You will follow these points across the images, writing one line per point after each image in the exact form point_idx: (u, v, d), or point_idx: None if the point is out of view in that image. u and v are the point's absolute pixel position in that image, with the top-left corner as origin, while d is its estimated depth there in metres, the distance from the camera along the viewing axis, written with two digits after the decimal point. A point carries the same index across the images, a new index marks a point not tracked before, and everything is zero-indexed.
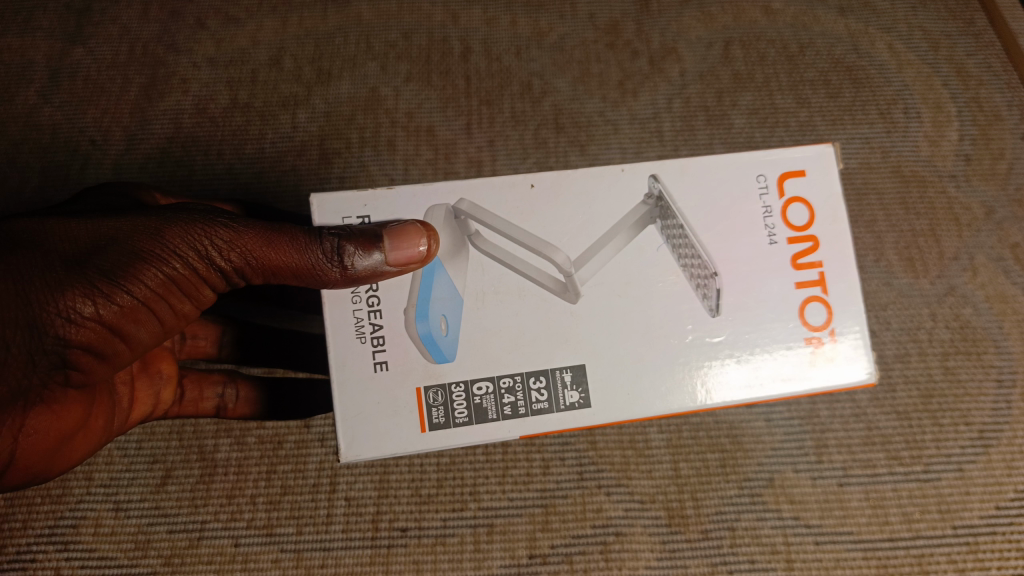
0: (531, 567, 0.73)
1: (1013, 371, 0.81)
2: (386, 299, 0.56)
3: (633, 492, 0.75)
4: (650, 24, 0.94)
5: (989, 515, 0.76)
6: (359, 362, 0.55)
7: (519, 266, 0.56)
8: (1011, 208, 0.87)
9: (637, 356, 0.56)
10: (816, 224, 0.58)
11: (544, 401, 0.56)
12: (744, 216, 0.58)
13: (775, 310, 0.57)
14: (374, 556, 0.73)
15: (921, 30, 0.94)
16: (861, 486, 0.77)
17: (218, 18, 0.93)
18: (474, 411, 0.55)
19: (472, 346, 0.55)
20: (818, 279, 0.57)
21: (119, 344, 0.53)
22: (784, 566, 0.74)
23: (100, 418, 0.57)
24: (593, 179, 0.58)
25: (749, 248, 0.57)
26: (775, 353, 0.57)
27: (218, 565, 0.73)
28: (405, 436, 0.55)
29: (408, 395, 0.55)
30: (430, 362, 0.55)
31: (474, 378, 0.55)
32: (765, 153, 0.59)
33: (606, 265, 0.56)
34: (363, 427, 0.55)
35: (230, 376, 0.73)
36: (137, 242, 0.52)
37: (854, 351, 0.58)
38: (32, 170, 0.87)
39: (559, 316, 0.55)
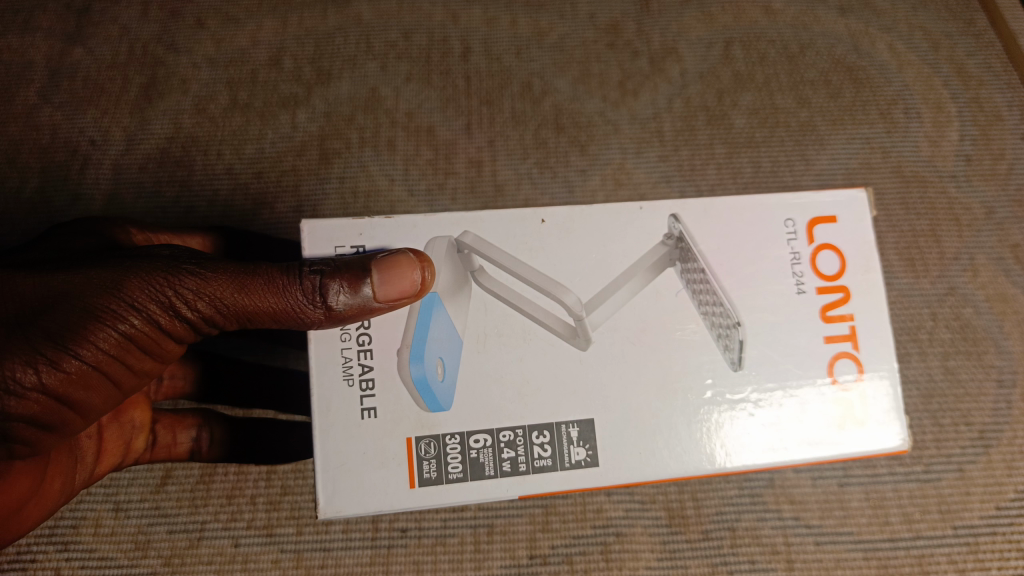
0: (531, 568, 0.73)
1: (1013, 371, 0.81)
2: (378, 338, 0.57)
3: (633, 492, 0.75)
4: (650, 24, 0.94)
5: (989, 515, 0.76)
6: (347, 408, 0.56)
7: (526, 307, 0.58)
8: (1011, 208, 0.86)
9: (650, 415, 0.57)
10: (847, 275, 0.59)
11: (547, 458, 0.56)
12: (773, 263, 0.59)
13: (801, 364, 0.58)
14: (373, 558, 0.73)
15: (921, 31, 0.94)
16: (861, 486, 0.77)
17: (218, 18, 0.93)
18: (469, 466, 0.56)
19: (467, 393, 0.56)
20: (848, 333, 0.59)
21: (69, 412, 0.52)
22: (784, 566, 0.74)
23: (53, 483, 0.58)
24: (608, 216, 0.60)
25: (777, 298, 0.59)
26: (802, 417, 0.58)
27: (218, 565, 0.73)
28: (393, 490, 0.55)
29: (398, 446, 0.56)
30: (422, 411, 0.56)
31: (470, 430, 0.56)
32: (795, 197, 0.61)
33: (619, 309, 0.58)
34: (346, 480, 0.55)
35: (203, 418, 0.73)
36: (89, 300, 0.51)
37: (886, 415, 0.59)
38: (32, 170, 0.87)
39: (565, 361, 0.57)
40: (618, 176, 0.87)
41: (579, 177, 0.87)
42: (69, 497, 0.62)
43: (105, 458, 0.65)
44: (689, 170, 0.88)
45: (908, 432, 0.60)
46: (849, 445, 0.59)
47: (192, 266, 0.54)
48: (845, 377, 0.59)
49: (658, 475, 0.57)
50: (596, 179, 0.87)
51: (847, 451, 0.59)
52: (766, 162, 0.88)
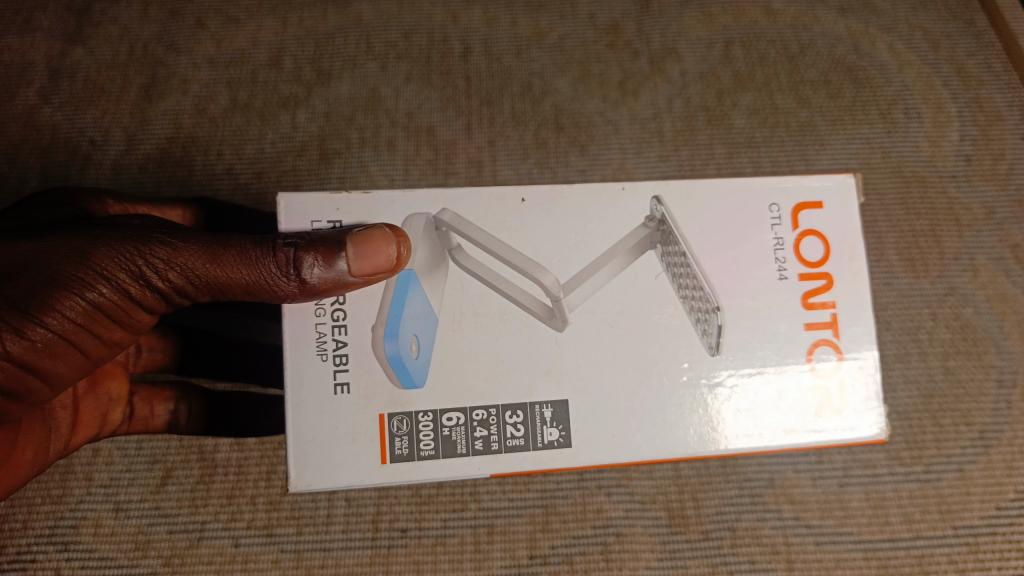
0: (530, 567, 0.73)
1: (1014, 371, 0.80)
2: (352, 314, 0.57)
3: (633, 492, 0.75)
4: (650, 24, 0.94)
5: (989, 515, 0.76)
6: (319, 383, 0.56)
7: (504, 287, 0.58)
8: (1011, 208, 0.86)
9: (624, 398, 0.58)
10: (829, 262, 0.60)
11: (521, 437, 0.57)
12: (755, 247, 0.60)
13: (781, 351, 0.59)
14: (373, 557, 0.73)
15: (922, 31, 0.94)
16: (861, 486, 0.77)
17: (219, 18, 0.93)
18: (441, 444, 0.56)
19: (442, 370, 0.57)
20: (830, 320, 0.60)
21: (34, 382, 0.53)
22: (784, 566, 0.74)
23: (26, 452, 0.61)
24: (588, 197, 0.60)
25: (757, 282, 0.59)
26: (778, 404, 0.59)
27: (218, 565, 0.73)
28: (364, 466, 0.56)
29: (370, 422, 0.56)
30: (396, 388, 0.56)
31: (443, 408, 0.56)
32: (783, 182, 0.62)
33: (598, 290, 0.58)
34: (318, 455, 0.56)
35: (181, 392, 0.74)
36: (59, 267, 0.53)
37: (864, 404, 0.60)
38: (33, 170, 0.87)
39: (543, 342, 0.57)
40: (619, 176, 0.88)
41: (579, 177, 0.87)
42: (46, 467, 0.64)
43: (79, 430, 0.66)
44: (689, 169, 0.88)
45: (886, 422, 0.60)
46: (827, 433, 0.60)
47: (162, 236, 0.56)
48: (824, 364, 0.60)
49: (632, 458, 0.58)
50: (596, 179, 0.87)
51: (826, 439, 0.60)
52: (766, 163, 0.88)
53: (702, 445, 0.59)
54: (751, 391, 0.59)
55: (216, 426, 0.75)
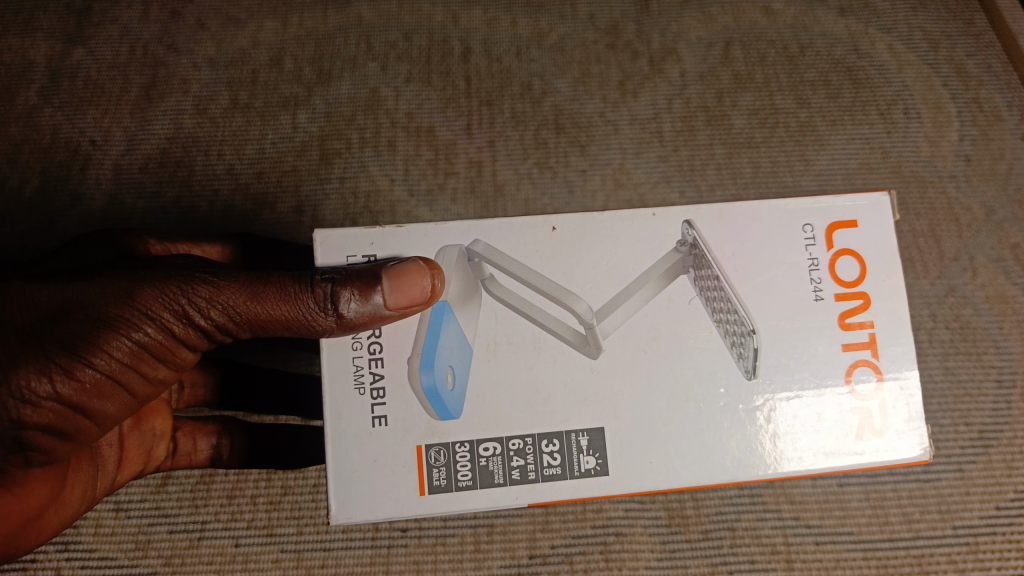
0: (531, 568, 0.73)
1: (1014, 372, 0.80)
2: (388, 346, 0.57)
3: (633, 493, 0.75)
4: (650, 24, 0.94)
5: (989, 515, 0.76)
6: (358, 415, 0.56)
7: (537, 316, 0.57)
8: (1012, 208, 0.86)
9: (663, 423, 0.57)
10: (866, 282, 0.59)
11: (557, 466, 0.56)
12: (790, 269, 0.59)
13: (819, 372, 0.58)
14: (374, 557, 0.73)
15: (921, 31, 0.94)
16: (861, 486, 0.77)
17: (219, 18, 0.93)
18: (479, 474, 0.56)
19: (477, 401, 0.57)
20: (868, 340, 0.59)
21: (84, 421, 0.54)
22: (784, 566, 0.74)
23: (74, 489, 0.60)
24: (618, 222, 0.60)
25: (793, 304, 0.58)
26: (818, 427, 0.58)
27: (218, 565, 0.73)
28: (404, 498, 0.56)
29: (409, 453, 0.56)
30: (433, 419, 0.56)
31: (480, 438, 0.56)
32: (816, 202, 0.60)
33: (630, 316, 0.57)
34: (357, 487, 0.56)
35: (224, 426, 0.73)
36: (103, 310, 0.53)
37: (905, 425, 0.59)
38: (33, 171, 0.87)
39: (576, 370, 0.57)
40: (619, 176, 0.88)
41: (579, 178, 0.87)
42: (93, 503, 0.64)
43: (125, 466, 0.66)
44: (689, 170, 0.88)
45: (928, 442, 0.59)
46: (867, 454, 0.58)
47: (204, 275, 0.56)
48: (864, 385, 0.59)
49: (670, 483, 0.57)
50: (596, 179, 0.87)
51: (866, 460, 0.59)
52: (766, 162, 0.88)
53: (741, 470, 0.58)
54: (789, 413, 0.58)
55: (257, 457, 0.73)
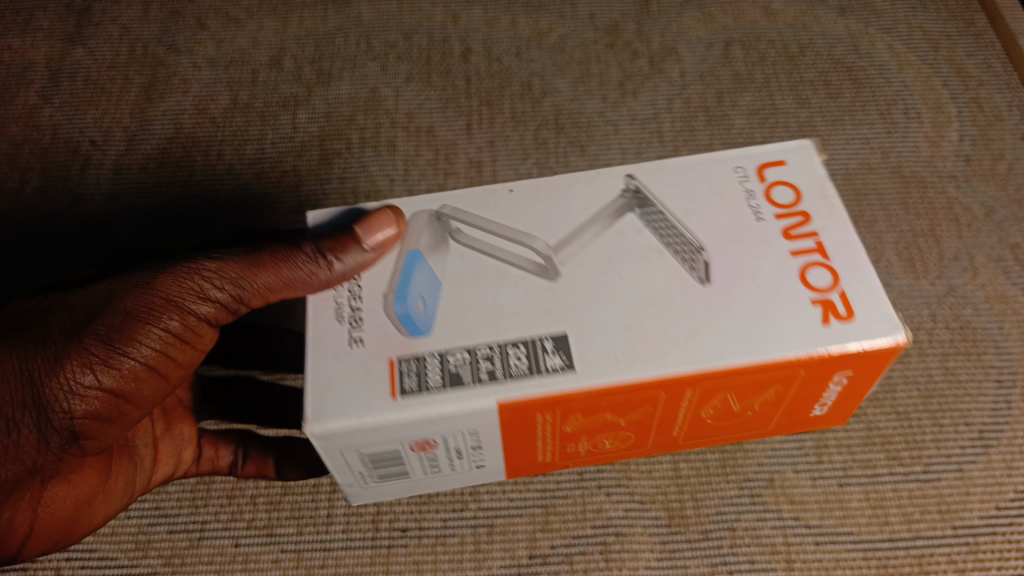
0: (530, 568, 0.68)
1: (1014, 371, 0.76)
2: (368, 286, 0.56)
3: (633, 492, 0.71)
4: (650, 23, 0.97)
5: (988, 514, 0.69)
6: (334, 338, 0.53)
7: (499, 253, 0.56)
8: (1012, 209, 0.85)
9: (621, 321, 0.52)
10: (803, 202, 0.57)
11: (523, 364, 0.51)
12: (727, 201, 0.58)
13: (772, 275, 0.54)
14: (374, 557, 0.69)
15: (921, 30, 0.97)
16: (861, 486, 0.71)
17: (219, 18, 0.97)
18: (448, 378, 0.51)
19: (450, 322, 0.53)
20: (815, 246, 0.55)
21: (126, 407, 0.54)
22: (783, 566, 0.67)
23: (118, 481, 0.61)
24: (570, 181, 0.61)
25: (735, 226, 0.57)
26: (778, 317, 0.52)
27: (218, 565, 0.68)
28: (373, 400, 0.50)
29: (380, 365, 0.51)
30: (406, 335, 0.52)
31: (449, 346, 0.52)
32: (744, 151, 0.61)
33: (585, 247, 0.56)
34: (330, 395, 0.51)
35: (242, 437, 0.71)
36: (127, 302, 0.53)
37: (873, 309, 0.52)
38: (32, 170, 0.86)
39: (539, 293, 0.54)
40: None
41: None
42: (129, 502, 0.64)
43: (159, 465, 0.66)
44: None
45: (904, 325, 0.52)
46: (840, 341, 0.51)
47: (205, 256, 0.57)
48: (822, 283, 0.53)
49: (632, 377, 0.50)
50: None
51: (840, 349, 0.51)
52: None
53: (706, 361, 0.51)
54: (749, 309, 0.53)
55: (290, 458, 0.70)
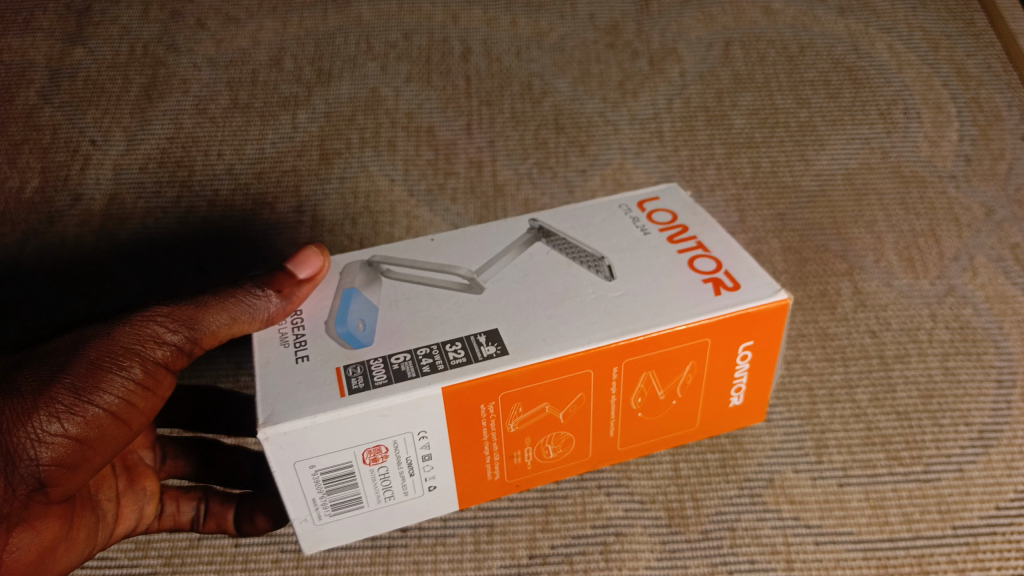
0: (530, 568, 0.66)
1: (1014, 372, 0.75)
2: (309, 318, 0.57)
3: (633, 492, 0.70)
4: (650, 24, 0.97)
5: (988, 514, 0.68)
6: (280, 359, 0.53)
7: (428, 280, 0.59)
8: (1012, 208, 0.85)
9: (547, 316, 0.55)
10: (678, 218, 0.63)
11: (461, 355, 0.52)
12: (616, 224, 0.63)
13: (666, 269, 0.58)
14: (374, 557, 0.67)
15: (921, 30, 0.97)
16: (861, 486, 0.70)
17: (219, 19, 0.97)
18: (393, 376, 0.51)
19: (390, 335, 0.54)
20: (696, 245, 0.60)
21: (94, 454, 0.53)
22: (784, 566, 0.66)
23: (82, 531, 0.57)
24: (483, 229, 0.65)
25: (627, 240, 0.61)
26: (678, 294, 0.56)
27: (218, 565, 0.66)
28: (319, 399, 0.50)
29: (328, 372, 0.51)
30: (348, 347, 0.53)
31: (390, 350, 0.53)
32: (620, 195, 0.67)
33: (504, 268, 0.59)
34: (280, 402, 0.50)
35: (205, 492, 0.68)
36: (89, 350, 0.52)
37: (753, 277, 0.57)
38: (32, 170, 0.86)
39: (469, 304, 0.56)
40: (619, 175, 0.86)
41: (579, 177, 0.86)
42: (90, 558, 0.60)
43: (121, 521, 0.63)
44: (689, 169, 0.87)
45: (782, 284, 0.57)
46: (733, 304, 0.55)
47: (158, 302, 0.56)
48: (710, 270, 0.58)
49: (559, 353, 0.52)
50: (596, 178, 0.85)
51: (735, 312, 0.55)
52: (766, 162, 0.88)
53: (622, 331, 0.53)
54: (653, 293, 0.56)
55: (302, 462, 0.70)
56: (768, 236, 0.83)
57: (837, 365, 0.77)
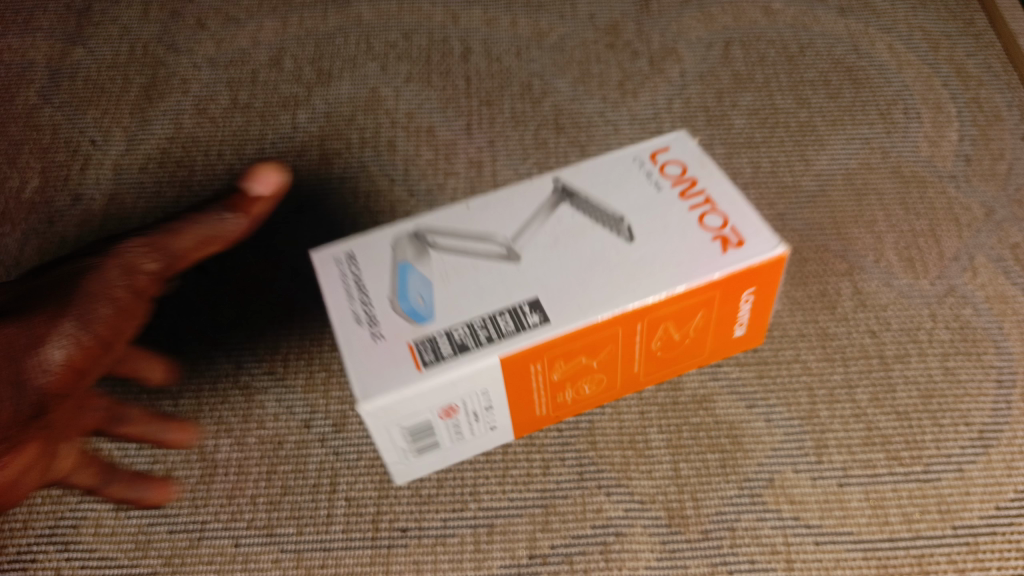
0: (530, 568, 0.67)
1: (1014, 372, 0.75)
2: (371, 287, 0.58)
3: (633, 492, 0.70)
4: (650, 24, 0.97)
5: (988, 514, 0.69)
6: (355, 339, 0.55)
7: (471, 250, 0.59)
8: (1012, 208, 0.85)
9: (581, 283, 0.56)
10: (688, 170, 0.62)
11: (514, 326, 0.55)
12: (627, 179, 0.62)
13: (681, 229, 0.59)
14: (374, 557, 0.67)
15: (921, 30, 0.97)
16: (861, 486, 0.70)
17: (219, 19, 0.97)
18: (459, 346, 0.54)
19: (451, 307, 0.56)
20: (705, 200, 0.60)
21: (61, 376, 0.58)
22: (784, 566, 0.67)
23: (61, 462, 0.61)
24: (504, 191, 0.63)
25: (640, 198, 0.61)
26: (688, 254, 0.57)
27: (217, 566, 0.66)
28: (400, 376, 0.53)
29: (401, 348, 0.54)
30: (416, 323, 0.55)
31: (452, 322, 0.55)
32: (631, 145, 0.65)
33: (538, 236, 0.59)
34: (367, 377, 0.53)
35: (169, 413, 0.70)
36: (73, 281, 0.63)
37: (758, 229, 0.58)
38: (33, 170, 0.86)
39: (511, 271, 0.57)
40: None
41: None
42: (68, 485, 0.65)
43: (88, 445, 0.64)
44: None
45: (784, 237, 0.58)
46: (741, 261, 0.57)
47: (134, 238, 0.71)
48: (719, 227, 0.58)
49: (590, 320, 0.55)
50: None
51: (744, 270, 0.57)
52: (766, 162, 0.88)
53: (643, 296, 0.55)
54: (669, 254, 0.57)
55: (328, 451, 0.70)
56: None
57: (837, 365, 0.76)
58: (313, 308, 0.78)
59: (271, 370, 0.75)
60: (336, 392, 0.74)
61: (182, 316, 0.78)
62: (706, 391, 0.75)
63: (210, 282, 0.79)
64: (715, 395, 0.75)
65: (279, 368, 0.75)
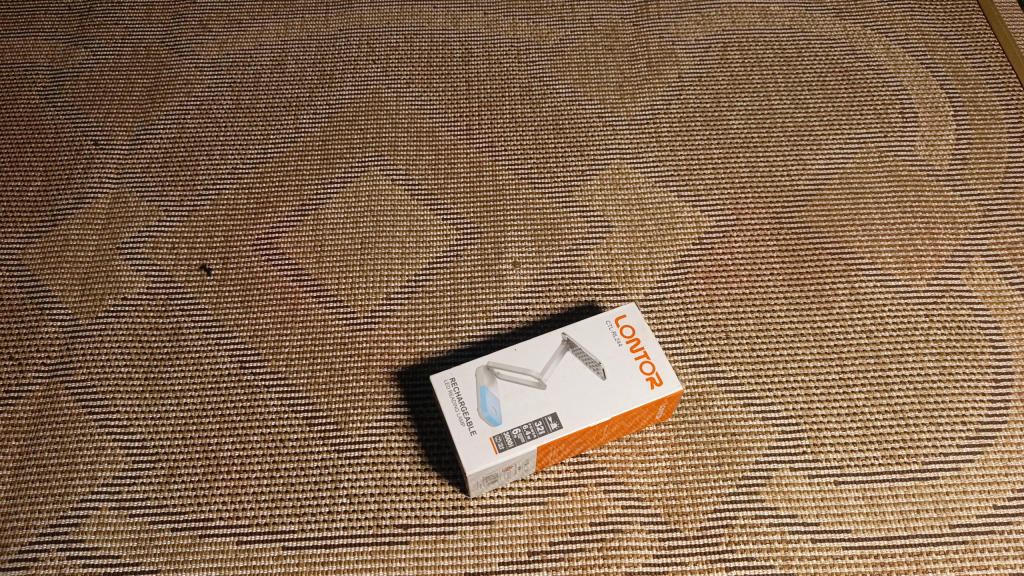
0: (530, 565, 0.68)
1: (1011, 371, 0.76)
2: (462, 375, 0.67)
3: (632, 490, 0.71)
4: (648, 27, 0.98)
5: (986, 513, 0.70)
6: (452, 424, 0.65)
7: (515, 362, 0.68)
8: (1008, 208, 0.86)
9: (598, 375, 0.67)
10: (628, 325, 0.69)
11: (554, 422, 0.65)
12: (586, 339, 0.68)
13: (619, 368, 0.67)
14: (374, 553, 0.68)
15: (918, 32, 0.98)
16: (857, 484, 0.71)
17: (222, 22, 0.98)
18: (523, 432, 0.64)
19: (511, 400, 0.66)
20: (633, 344, 0.68)
21: None
22: (780, 564, 0.68)
23: None
24: None
25: (593, 354, 0.68)
26: (622, 388, 0.66)
27: (220, 563, 0.67)
28: (484, 459, 0.63)
29: (484, 444, 0.64)
30: (489, 423, 0.65)
31: (516, 421, 0.65)
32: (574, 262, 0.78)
33: (552, 360, 0.67)
34: (463, 452, 0.64)
35: None
36: None
37: (666, 377, 0.67)
38: (36, 171, 0.87)
39: (535, 407, 0.65)
40: (617, 177, 0.87)
41: (579, 178, 0.87)
42: None
43: None
44: (687, 171, 0.88)
45: (679, 377, 0.67)
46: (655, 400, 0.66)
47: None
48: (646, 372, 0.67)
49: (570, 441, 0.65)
50: (595, 179, 0.87)
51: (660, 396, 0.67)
52: (763, 164, 0.88)
53: (602, 416, 0.65)
54: (611, 390, 0.66)
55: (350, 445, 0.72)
56: (765, 236, 0.84)
57: (834, 364, 0.77)
58: (315, 308, 0.79)
59: (274, 369, 0.76)
60: (338, 391, 0.75)
61: (185, 316, 0.78)
62: (702, 388, 0.75)
63: (212, 282, 0.80)
64: (713, 393, 0.75)
65: (281, 368, 0.76)
